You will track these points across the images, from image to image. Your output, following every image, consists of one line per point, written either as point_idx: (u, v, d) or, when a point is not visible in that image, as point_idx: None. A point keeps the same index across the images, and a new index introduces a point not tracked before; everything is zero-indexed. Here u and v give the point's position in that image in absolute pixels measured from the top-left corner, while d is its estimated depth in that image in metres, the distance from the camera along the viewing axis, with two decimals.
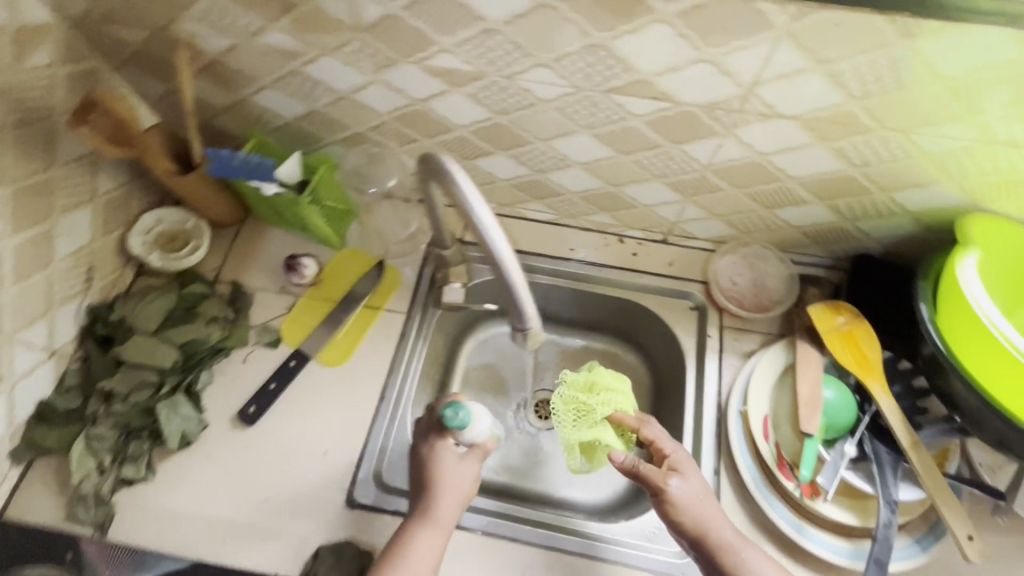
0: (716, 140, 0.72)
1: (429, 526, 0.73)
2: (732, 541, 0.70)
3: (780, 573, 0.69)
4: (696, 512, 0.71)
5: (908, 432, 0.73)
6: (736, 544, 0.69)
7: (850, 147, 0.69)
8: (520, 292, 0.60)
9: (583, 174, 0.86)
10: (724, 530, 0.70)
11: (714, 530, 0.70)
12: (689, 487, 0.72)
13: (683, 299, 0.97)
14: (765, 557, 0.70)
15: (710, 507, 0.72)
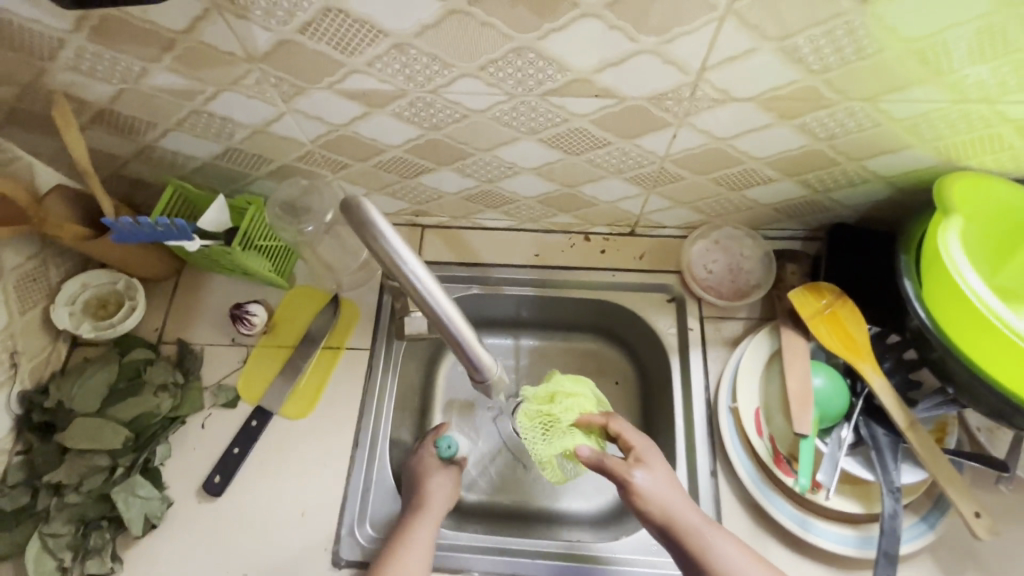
0: (671, 131, 0.66)
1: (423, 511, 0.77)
2: (700, 529, 0.65)
3: (751, 554, 0.65)
4: (664, 501, 0.67)
5: (904, 412, 0.70)
6: (704, 527, 0.65)
7: (814, 122, 0.64)
8: (472, 343, 0.54)
9: (535, 179, 0.79)
10: (692, 515, 0.66)
11: (681, 516, 0.66)
12: (656, 476, 0.68)
13: (660, 293, 0.91)
14: (733, 541, 0.66)
15: (677, 493, 0.67)
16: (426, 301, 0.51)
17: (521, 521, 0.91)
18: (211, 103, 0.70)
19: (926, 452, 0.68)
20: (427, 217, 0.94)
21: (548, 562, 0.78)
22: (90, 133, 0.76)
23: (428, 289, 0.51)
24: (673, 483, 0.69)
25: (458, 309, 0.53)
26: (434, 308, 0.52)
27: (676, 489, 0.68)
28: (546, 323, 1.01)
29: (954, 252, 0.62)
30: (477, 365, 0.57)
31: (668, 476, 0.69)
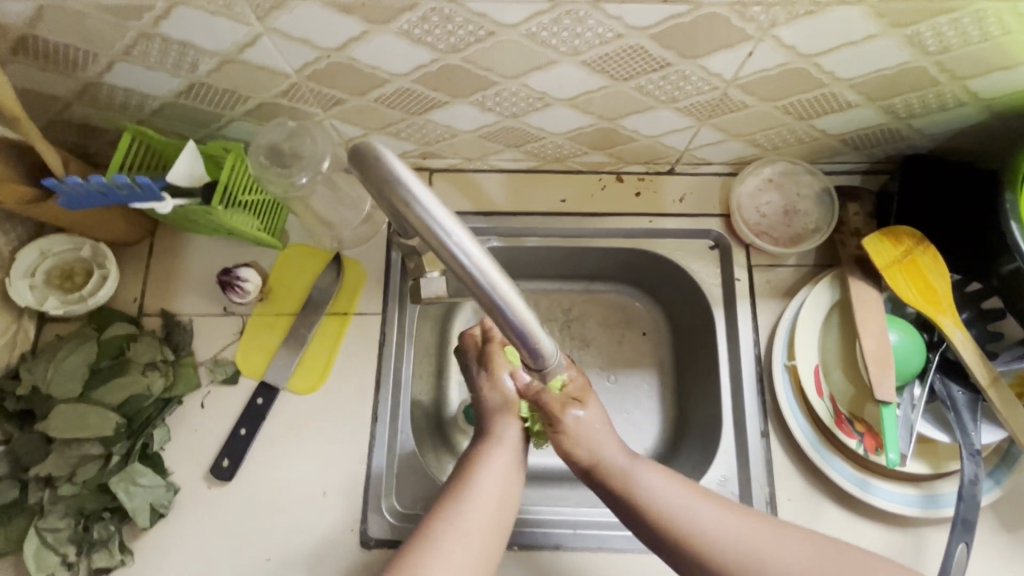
0: (747, 47, 0.54)
1: (500, 452, 0.63)
2: (624, 465, 0.62)
3: (684, 491, 0.60)
4: (589, 435, 0.62)
5: (987, 368, 0.63)
6: (630, 465, 0.62)
7: (926, 31, 0.53)
8: (533, 329, 0.46)
9: (569, 112, 0.67)
10: (617, 455, 0.62)
11: (604, 454, 0.62)
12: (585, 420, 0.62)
13: (702, 239, 0.82)
14: (664, 473, 0.62)
15: (604, 434, 0.62)
16: (481, 286, 0.42)
17: (549, 483, 0.83)
18: (161, 23, 0.55)
19: (1008, 412, 0.61)
20: (436, 159, 0.81)
21: (594, 533, 0.71)
22: (14, 68, 0.61)
23: (481, 268, 0.41)
24: (609, 423, 0.63)
25: (520, 293, 0.44)
26: (491, 294, 0.42)
27: (594, 425, 0.62)
28: (567, 273, 0.91)
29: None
30: (536, 355, 0.49)
31: (595, 419, 0.62)
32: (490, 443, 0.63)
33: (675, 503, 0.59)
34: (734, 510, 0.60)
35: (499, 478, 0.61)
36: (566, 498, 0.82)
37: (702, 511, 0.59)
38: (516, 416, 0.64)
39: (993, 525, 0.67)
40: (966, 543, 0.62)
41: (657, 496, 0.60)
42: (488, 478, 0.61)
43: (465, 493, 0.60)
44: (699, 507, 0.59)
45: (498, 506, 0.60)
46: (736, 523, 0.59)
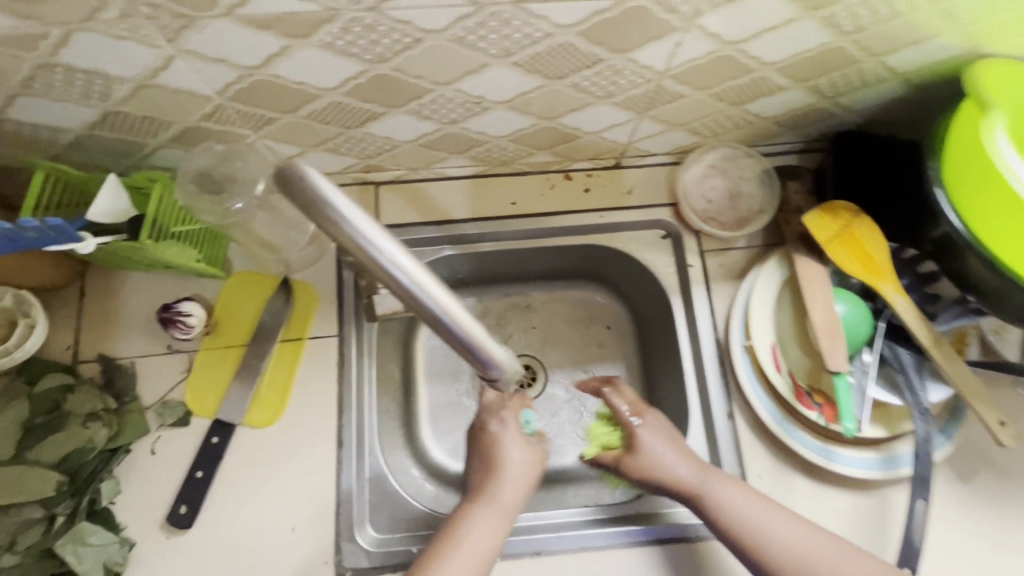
0: (674, 38, 0.55)
1: (485, 511, 0.65)
2: (695, 479, 0.66)
3: (753, 500, 0.65)
4: (653, 465, 0.68)
5: (929, 330, 0.66)
6: (698, 479, 0.66)
7: (840, 12, 0.54)
8: (482, 340, 0.44)
9: (509, 114, 0.66)
10: (685, 470, 0.67)
11: (673, 471, 0.67)
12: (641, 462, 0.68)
13: (654, 229, 0.82)
14: (733, 485, 0.66)
15: (672, 451, 0.68)
16: (420, 300, 0.41)
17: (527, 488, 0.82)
18: (61, 51, 0.51)
19: (951, 370, 0.65)
20: (381, 171, 0.80)
21: (575, 533, 0.70)
22: None
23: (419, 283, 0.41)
24: (671, 439, 0.69)
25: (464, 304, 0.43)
26: (433, 309, 0.41)
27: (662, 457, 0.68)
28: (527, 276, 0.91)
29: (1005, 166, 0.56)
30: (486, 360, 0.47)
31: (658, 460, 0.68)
32: (481, 501, 0.65)
33: (750, 516, 0.63)
34: (802, 521, 0.64)
35: (486, 532, 0.63)
36: (546, 501, 0.81)
37: (772, 522, 0.63)
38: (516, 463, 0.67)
39: (949, 478, 0.70)
40: (925, 499, 0.66)
41: (727, 506, 0.64)
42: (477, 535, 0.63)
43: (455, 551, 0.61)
44: (765, 517, 0.63)
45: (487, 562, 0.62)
46: (797, 529, 0.63)
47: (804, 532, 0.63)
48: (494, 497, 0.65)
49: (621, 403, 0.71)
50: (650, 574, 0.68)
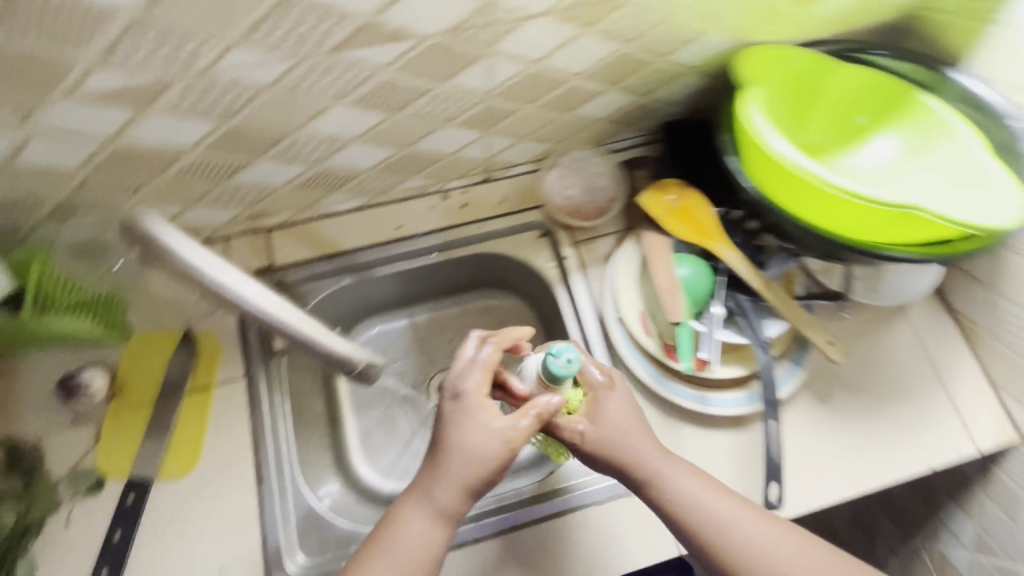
0: (483, 64, 0.64)
1: (422, 509, 0.63)
2: (660, 465, 0.66)
3: (719, 495, 0.66)
4: (616, 442, 0.67)
5: (758, 275, 0.77)
6: (661, 465, 0.67)
7: (616, 25, 0.64)
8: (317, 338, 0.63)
9: (366, 147, 0.73)
10: (652, 455, 0.67)
11: (638, 452, 0.67)
12: (599, 430, 0.68)
13: (531, 230, 0.91)
14: (700, 478, 0.66)
15: (636, 429, 0.68)
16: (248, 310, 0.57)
17: None
18: None
19: (780, 305, 0.76)
20: (269, 218, 0.86)
21: (493, 519, 0.76)
22: None
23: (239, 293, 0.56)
24: (640, 424, 0.69)
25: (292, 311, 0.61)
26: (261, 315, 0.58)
27: (626, 429, 0.68)
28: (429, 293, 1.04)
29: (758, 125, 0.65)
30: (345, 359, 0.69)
31: (616, 428, 0.68)
32: (415, 495, 0.64)
33: (717, 510, 0.64)
34: (767, 517, 0.65)
35: (415, 531, 0.62)
36: None
37: (738, 516, 0.64)
38: (472, 436, 0.63)
39: (810, 401, 0.81)
40: (775, 418, 0.76)
41: (690, 498, 0.65)
42: (409, 533, 0.62)
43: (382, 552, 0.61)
44: (731, 512, 0.64)
45: (419, 568, 0.61)
46: (761, 524, 0.64)
47: (766, 527, 0.64)
48: (429, 491, 0.63)
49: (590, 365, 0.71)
50: (565, 541, 0.75)
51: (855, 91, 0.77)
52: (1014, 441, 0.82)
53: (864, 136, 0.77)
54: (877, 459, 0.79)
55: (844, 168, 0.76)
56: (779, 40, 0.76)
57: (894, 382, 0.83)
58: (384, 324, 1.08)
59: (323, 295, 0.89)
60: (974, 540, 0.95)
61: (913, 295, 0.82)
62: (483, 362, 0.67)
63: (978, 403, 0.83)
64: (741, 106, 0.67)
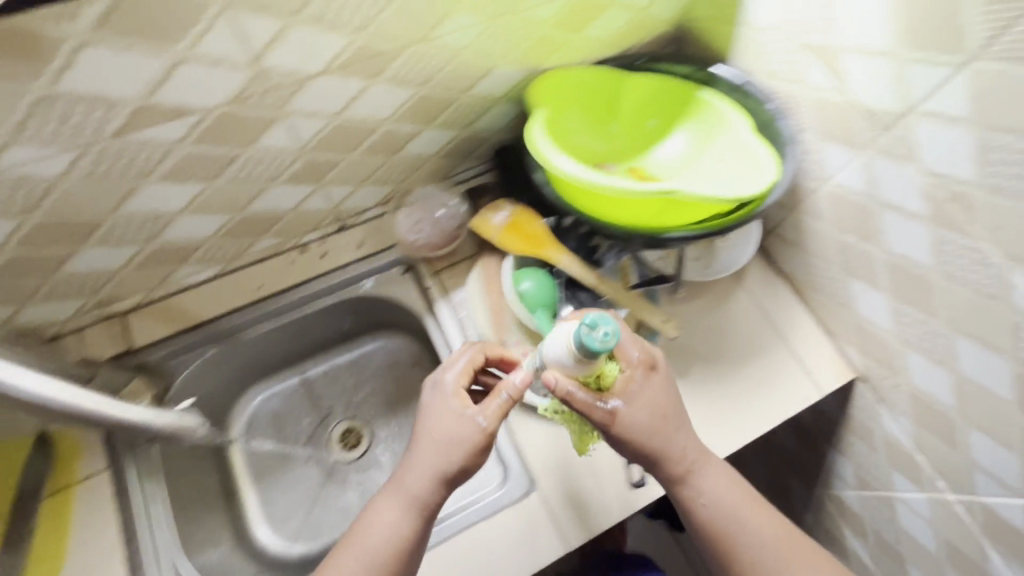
0: (281, 125, 0.67)
1: (393, 503, 0.70)
2: (694, 462, 0.74)
3: (738, 495, 0.74)
4: (654, 432, 0.71)
5: (592, 272, 0.82)
6: (695, 461, 0.73)
7: (402, 72, 0.70)
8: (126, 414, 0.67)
9: (196, 218, 0.75)
10: (687, 452, 0.73)
11: (676, 450, 0.72)
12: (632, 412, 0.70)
13: (393, 268, 0.96)
14: (725, 478, 0.75)
15: (671, 421, 0.72)
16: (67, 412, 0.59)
17: None
18: None
19: (616, 296, 0.82)
20: (120, 302, 0.85)
21: None
22: None
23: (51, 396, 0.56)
24: (680, 419, 0.73)
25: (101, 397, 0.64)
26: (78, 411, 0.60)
27: (663, 416, 0.72)
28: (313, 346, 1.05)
29: (540, 144, 0.72)
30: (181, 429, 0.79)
31: (649, 412, 0.71)
32: (393, 485, 0.71)
33: (731, 507, 0.74)
34: (770, 516, 0.74)
35: (389, 521, 0.69)
36: None
37: (748, 515, 0.73)
38: (445, 421, 0.69)
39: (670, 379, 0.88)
40: None
41: (713, 496, 0.74)
42: (383, 521, 0.69)
43: (358, 548, 0.69)
44: (744, 510, 0.74)
45: (387, 553, 0.68)
46: (765, 521, 0.74)
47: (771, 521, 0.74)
48: (402, 485, 0.70)
49: (632, 350, 0.73)
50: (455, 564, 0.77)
51: (647, 100, 0.87)
52: (853, 379, 0.91)
53: (658, 139, 0.86)
54: (732, 422, 0.86)
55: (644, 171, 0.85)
56: (569, 63, 0.85)
57: (741, 348, 0.91)
58: (271, 391, 1.07)
59: (190, 369, 0.89)
60: (856, 479, 1.03)
61: (732, 267, 0.93)
62: (463, 356, 0.74)
63: (818, 351, 0.92)
64: (528, 127, 0.74)
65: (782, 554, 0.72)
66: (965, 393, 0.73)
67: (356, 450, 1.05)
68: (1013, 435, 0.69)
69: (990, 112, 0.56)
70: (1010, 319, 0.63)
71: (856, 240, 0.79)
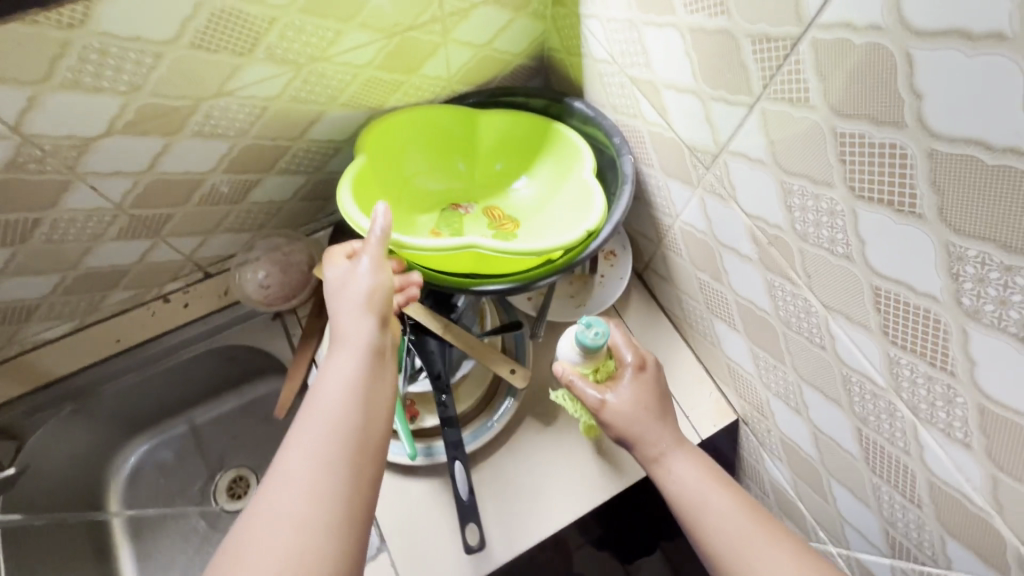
0: (81, 185, 0.66)
1: (333, 361, 0.59)
2: (669, 447, 0.68)
3: (710, 476, 0.66)
4: (632, 419, 0.70)
5: (438, 317, 0.75)
6: (667, 448, 0.68)
7: (207, 126, 0.67)
8: None
9: (22, 278, 0.74)
10: (663, 439, 0.69)
11: (649, 437, 0.69)
12: (623, 397, 0.71)
13: (262, 316, 0.96)
14: (696, 461, 0.68)
15: (650, 411, 0.71)
16: None
17: None
18: None
19: (464, 343, 0.75)
20: None
21: None
22: None
23: None
24: (660, 410, 0.71)
25: None
26: None
27: (646, 409, 0.71)
28: (192, 395, 1.02)
29: (349, 206, 0.69)
30: None
31: (641, 399, 0.71)
32: (330, 354, 0.60)
33: (701, 489, 0.65)
34: (749, 499, 0.64)
35: (341, 374, 0.57)
36: None
37: (722, 496, 0.64)
38: (355, 269, 0.63)
39: (536, 427, 0.81)
40: (459, 459, 0.73)
41: (682, 478, 0.66)
42: (333, 382, 0.57)
43: (312, 409, 0.55)
44: (718, 494, 0.64)
45: (347, 402, 0.55)
46: (744, 506, 0.63)
47: (751, 512, 0.62)
48: (339, 342, 0.60)
49: (624, 346, 0.75)
50: None
51: (502, 137, 0.83)
52: (735, 420, 0.85)
53: (508, 179, 0.85)
54: (606, 472, 0.77)
55: (492, 212, 0.83)
56: (415, 102, 0.81)
57: None
58: (158, 438, 1.02)
59: (49, 428, 0.87)
60: None
61: (602, 302, 0.88)
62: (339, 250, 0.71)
63: (698, 391, 0.86)
64: (346, 180, 0.71)
65: (758, 531, 0.61)
66: (821, 443, 0.68)
67: (241, 500, 1.01)
68: (865, 490, 0.64)
69: (782, 155, 0.52)
70: (839, 370, 0.59)
71: (710, 280, 0.74)
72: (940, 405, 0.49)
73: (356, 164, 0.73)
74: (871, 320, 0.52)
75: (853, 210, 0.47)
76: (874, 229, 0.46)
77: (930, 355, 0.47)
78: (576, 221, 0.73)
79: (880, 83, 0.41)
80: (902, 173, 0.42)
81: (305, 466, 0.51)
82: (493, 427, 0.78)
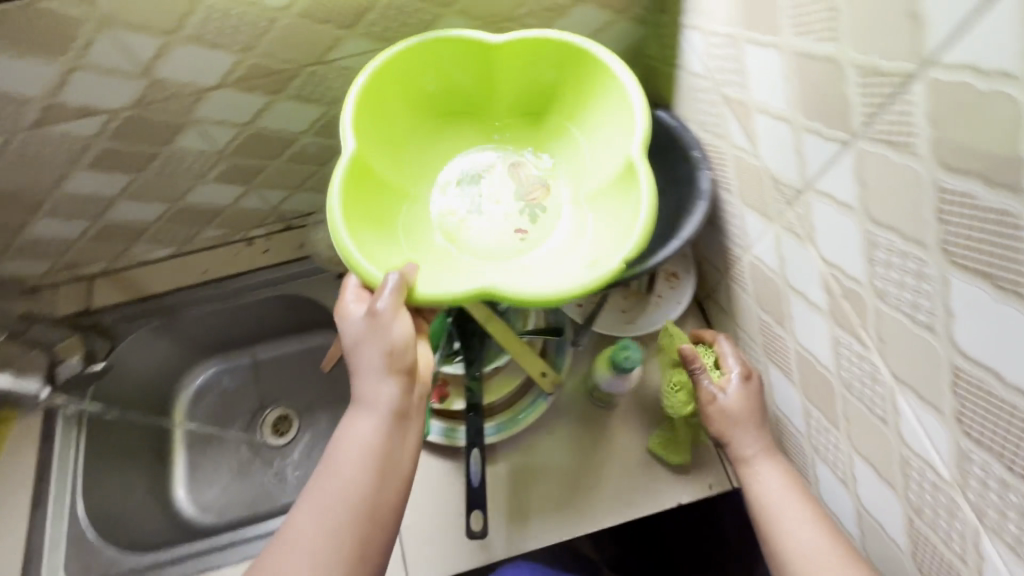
0: (193, 129, 0.73)
1: (354, 421, 0.57)
2: (758, 452, 0.65)
3: (792, 488, 0.63)
4: (732, 417, 0.66)
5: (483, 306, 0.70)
6: (756, 453, 0.65)
7: (305, 91, 0.72)
8: None
9: (135, 203, 0.83)
10: (753, 442, 0.66)
11: (742, 438, 0.66)
12: (735, 395, 0.67)
13: (328, 273, 1.02)
14: (784, 473, 0.64)
15: (753, 414, 0.66)
16: None
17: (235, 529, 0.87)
18: None
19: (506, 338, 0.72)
20: (85, 267, 0.95)
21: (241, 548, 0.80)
22: None
23: None
24: (757, 412, 0.67)
25: None
26: None
27: (749, 410, 0.67)
28: (258, 333, 1.11)
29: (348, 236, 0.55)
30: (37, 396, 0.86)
31: (747, 401, 0.67)
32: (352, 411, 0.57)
33: (781, 499, 0.62)
34: (835, 532, 0.59)
35: (359, 442, 0.56)
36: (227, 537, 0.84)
37: (802, 516, 0.60)
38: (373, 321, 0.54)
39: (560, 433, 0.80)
40: (478, 447, 0.72)
41: (766, 485, 0.63)
42: (352, 447, 0.56)
43: (330, 466, 0.56)
44: (802, 511, 0.60)
45: (365, 471, 0.55)
46: (824, 533, 0.58)
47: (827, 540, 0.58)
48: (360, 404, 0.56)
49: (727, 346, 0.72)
50: None
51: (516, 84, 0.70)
52: None
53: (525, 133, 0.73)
54: (619, 493, 0.76)
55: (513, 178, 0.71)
56: None
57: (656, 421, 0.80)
58: (224, 365, 1.12)
59: (135, 336, 0.97)
60: None
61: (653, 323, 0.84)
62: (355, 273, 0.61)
63: None
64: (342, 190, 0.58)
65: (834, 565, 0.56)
66: (865, 523, 0.61)
67: (283, 437, 1.08)
68: None
69: (870, 202, 0.47)
70: (898, 450, 0.52)
71: (772, 323, 0.69)
72: (1012, 517, 0.42)
73: (351, 153, 0.60)
74: (945, 404, 0.45)
75: (945, 277, 0.42)
76: (967, 304, 0.40)
77: (1009, 458, 0.41)
78: (621, 221, 0.60)
79: (997, 137, 0.35)
80: (1012, 245, 0.36)
81: (316, 531, 0.54)
82: (518, 425, 0.78)
